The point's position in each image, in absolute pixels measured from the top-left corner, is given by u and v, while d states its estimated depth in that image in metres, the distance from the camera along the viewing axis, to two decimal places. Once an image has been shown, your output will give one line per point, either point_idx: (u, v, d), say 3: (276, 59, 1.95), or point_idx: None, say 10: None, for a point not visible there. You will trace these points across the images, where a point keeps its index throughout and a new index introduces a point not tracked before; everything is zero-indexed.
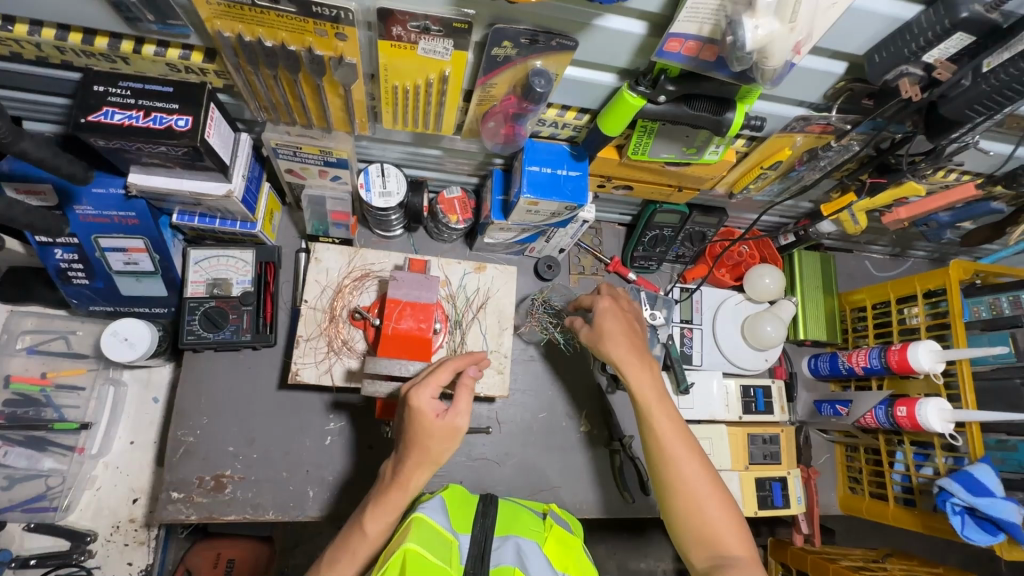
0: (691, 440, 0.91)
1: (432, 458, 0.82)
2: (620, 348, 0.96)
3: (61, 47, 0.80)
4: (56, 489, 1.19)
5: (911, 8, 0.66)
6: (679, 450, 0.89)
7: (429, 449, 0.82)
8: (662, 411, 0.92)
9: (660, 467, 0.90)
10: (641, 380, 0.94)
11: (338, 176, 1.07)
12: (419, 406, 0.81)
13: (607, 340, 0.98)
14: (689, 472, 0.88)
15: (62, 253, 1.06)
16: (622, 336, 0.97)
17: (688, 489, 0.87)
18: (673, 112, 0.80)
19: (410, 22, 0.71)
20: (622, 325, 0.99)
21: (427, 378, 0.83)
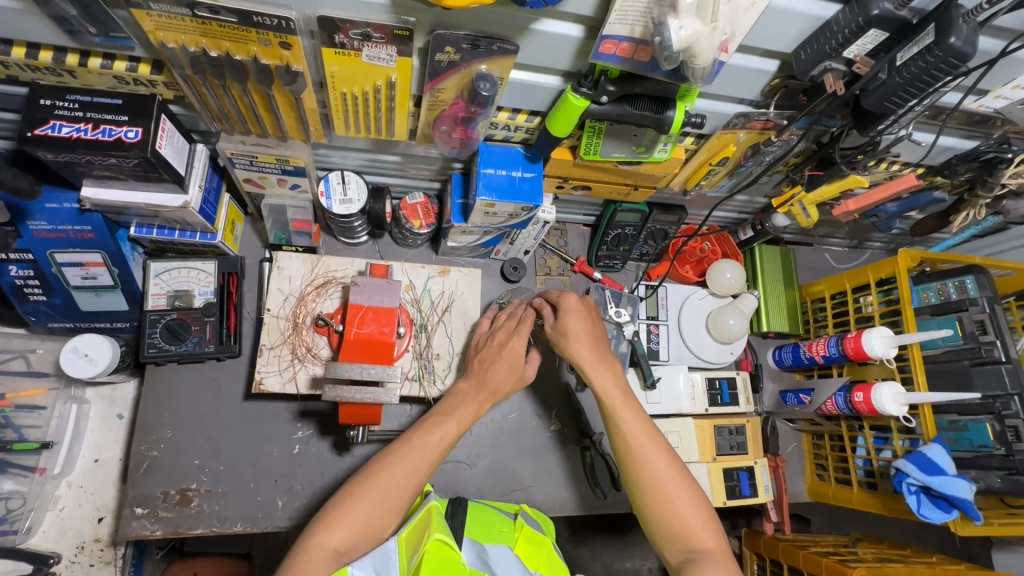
0: (657, 436, 0.90)
1: (492, 388, 0.97)
2: (581, 352, 0.97)
3: (5, 62, 0.80)
4: (17, 512, 1.16)
5: (829, 7, 0.69)
6: (647, 446, 0.89)
7: (497, 380, 0.97)
8: (629, 410, 0.92)
9: (629, 466, 0.89)
10: (604, 382, 0.94)
11: (297, 183, 1.08)
12: (513, 342, 1.00)
13: (569, 343, 0.98)
14: (656, 469, 0.87)
15: (17, 270, 1.05)
16: (581, 338, 0.98)
17: (656, 485, 0.86)
18: (617, 112, 0.83)
19: (352, 30, 0.72)
20: (583, 326, 0.99)
21: (522, 328, 1.02)
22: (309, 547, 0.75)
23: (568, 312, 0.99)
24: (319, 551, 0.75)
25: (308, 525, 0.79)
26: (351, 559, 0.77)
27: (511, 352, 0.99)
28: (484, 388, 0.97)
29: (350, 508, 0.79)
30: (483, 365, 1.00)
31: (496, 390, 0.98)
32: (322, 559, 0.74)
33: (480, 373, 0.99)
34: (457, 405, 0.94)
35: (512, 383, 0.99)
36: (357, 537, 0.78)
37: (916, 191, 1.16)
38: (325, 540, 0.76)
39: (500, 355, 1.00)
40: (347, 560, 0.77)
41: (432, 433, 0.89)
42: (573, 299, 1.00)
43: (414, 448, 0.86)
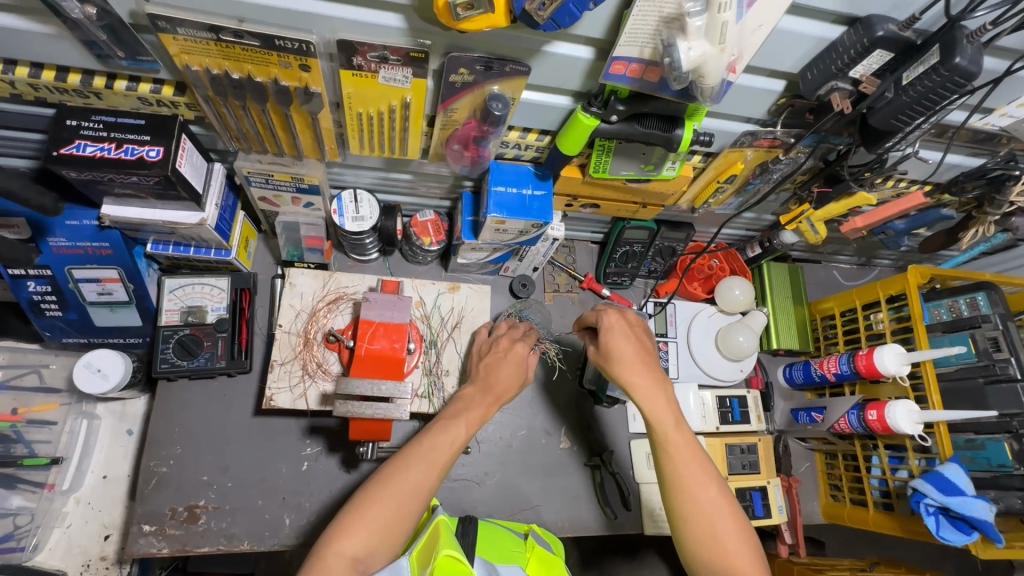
0: (707, 464, 0.87)
1: (499, 390, 0.99)
2: (625, 374, 0.93)
3: (34, 84, 0.83)
4: (24, 529, 1.15)
5: (834, 30, 0.71)
6: (695, 476, 0.86)
7: (503, 381, 1.00)
8: (678, 436, 0.88)
9: (675, 495, 0.86)
10: (654, 406, 0.90)
11: (311, 202, 1.10)
12: (516, 348, 1.04)
13: (610, 364, 0.95)
14: (706, 499, 0.84)
15: (35, 285, 1.07)
16: (629, 359, 0.93)
17: (703, 516, 0.83)
18: (626, 130, 0.85)
19: (370, 52, 0.75)
20: (631, 347, 0.94)
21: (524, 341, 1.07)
22: (326, 554, 0.76)
23: (611, 333, 0.95)
24: (337, 558, 0.75)
25: (323, 536, 0.79)
26: (368, 566, 0.77)
27: (515, 356, 1.03)
28: (486, 391, 0.98)
29: (365, 513, 0.79)
30: (491, 365, 1.02)
31: (500, 395, 0.99)
32: (340, 566, 0.75)
33: (486, 377, 1.00)
34: (468, 407, 0.95)
35: (517, 385, 1.01)
36: (375, 545, 0.78)
37: (924, 208, 1.17)
38: (343, 547, 0.76)
39: (504, 361, 1.03)
40: (363, 569, 0.77)
41: (443, 435, 0.89)
42: (620, 318, 0.96)
43: (426, 453, 0.86)
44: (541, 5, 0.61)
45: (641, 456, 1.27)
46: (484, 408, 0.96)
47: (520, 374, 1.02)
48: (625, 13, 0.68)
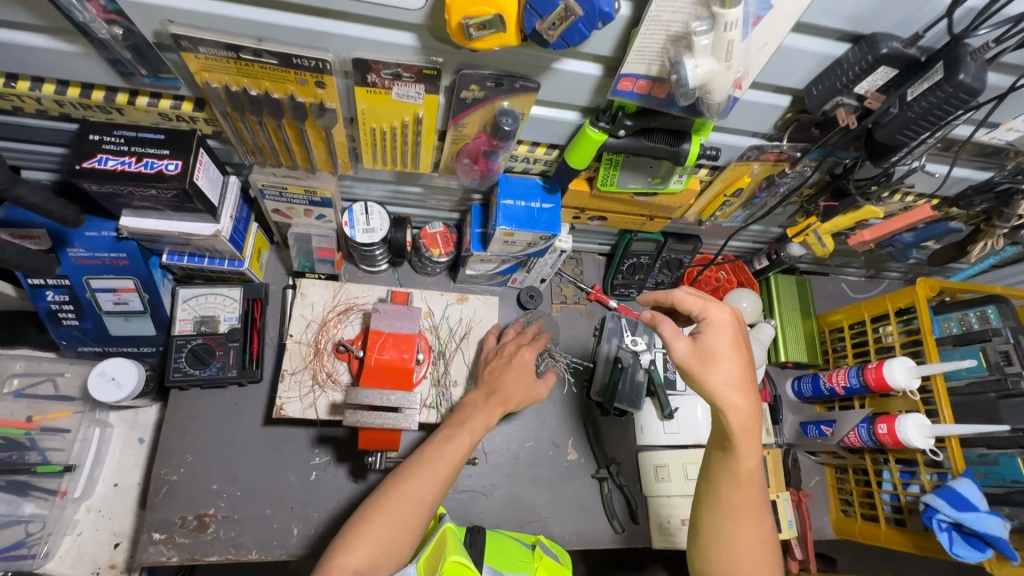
0: (757, 489, 0.86)
1: (508, 395, 1.01)
2: (721, 376, 0.81)
3: (60, 101, 0.86)
4: (36, 536, 1.16)
5: (839, 47, 0.72)
6: (742, 500, 0.85)
7: (516, 391, 1.02)
8: (751, 457, 0.84)
9: (715, 512, 0.87)
10: (743, 421, 0.81)
11: (323, 214, 1.12)
12: (524, 355, 1.07)
13: (702, 362, 0.82)
14: (740, 522, 0.86)
15: (53, 295, 1.10)
16: (732, 362, 0.81)
17: (733, 537, 0.85)
18: (633, 144, 0.86)
19: (384, 70, 0.77)
20: (733, 347, 0.82)
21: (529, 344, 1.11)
22: (331, 568, 0.76)
23: (711, 327, 0.83)
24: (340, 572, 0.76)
25: (332, 544, 0.81)
26: None
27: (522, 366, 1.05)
28: (495, 400, 0.99)
29: (370, 525, 0.81)
30: (502, 372, 1.03)
31: (511, 403, 1.01)
32: None
33: (491, 383, 1.02)
34: (473, 412, 0.96)
35: (523, 390, 1.03)
36: (377, 558, 0.78)
37: (932, 221, 1.17)
38: (346, 561, 0.77)
39: (515, 373, 1.04)
40: None
41: (445, 445, 0.89)
42: (727, 313, 0.84)
43: (434, 464, 0.87)
44: (552, 26, 0.63)
45: (648, 468, 1.25)
46: (490, 417, 0.97)
47: (534, 389, 1.06)
48: (633, 32, 0.70)
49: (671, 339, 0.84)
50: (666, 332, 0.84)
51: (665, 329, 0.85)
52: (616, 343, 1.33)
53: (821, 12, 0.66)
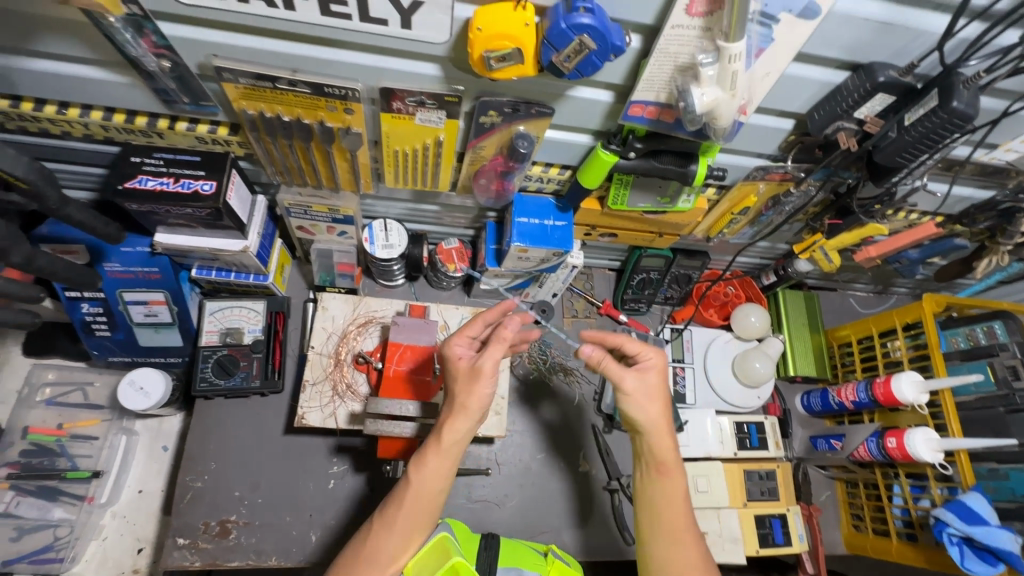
0: (688, 511, 0.88)
1: (463, 407, 0.84)
2: (653, 413, 0.88)
3: (106, 126, 0.92)
4: (64, 540, 1.20)
5: (839, 74, 0.76)
6: (679, 523, 0.86)
7: (462, 396, 0.84)
8: (679, 480, 0.88)
9: (656, 542, 0.86)
10: (668, 450, 0.88)
11: (345, 231, 1.17)
12: (451, 353, 0.87)
13: (638, 400, 0.88)
14: (683, 550, 0.85)
15: (88, 307, 1.15)
16: (665, 401, 0.88)
17: (677, 563, 0.84)
18: (643, 166, 0.90)
19: (409, 98, 0.82)
20: (661, 388, 0.89)
21: (459, 331, 0.90)
22: None
23: (648, 367, 0.90)
24: None
25: None
26: None
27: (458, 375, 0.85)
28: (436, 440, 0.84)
29: None
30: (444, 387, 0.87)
31: (467, 403, 0.84)
32: None
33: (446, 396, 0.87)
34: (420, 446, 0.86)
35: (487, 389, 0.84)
36: None
37: (937, 238, 1.20)
38: None
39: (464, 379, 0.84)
40: None
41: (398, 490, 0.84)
42: (659, 358, 0.91)
43: (406, 518, 0.82)
44: (567, 58, 0.67)
45: None
46: (444, 451, 0.83)
47: (473, 366, 0.84)
48: (643, 62, 0.74)
49: (618, 375, 0.88)
50: (612, 370, 0.88)
51: (611, 367, 0.88)
52: None
53: (821, 44, 0.70)
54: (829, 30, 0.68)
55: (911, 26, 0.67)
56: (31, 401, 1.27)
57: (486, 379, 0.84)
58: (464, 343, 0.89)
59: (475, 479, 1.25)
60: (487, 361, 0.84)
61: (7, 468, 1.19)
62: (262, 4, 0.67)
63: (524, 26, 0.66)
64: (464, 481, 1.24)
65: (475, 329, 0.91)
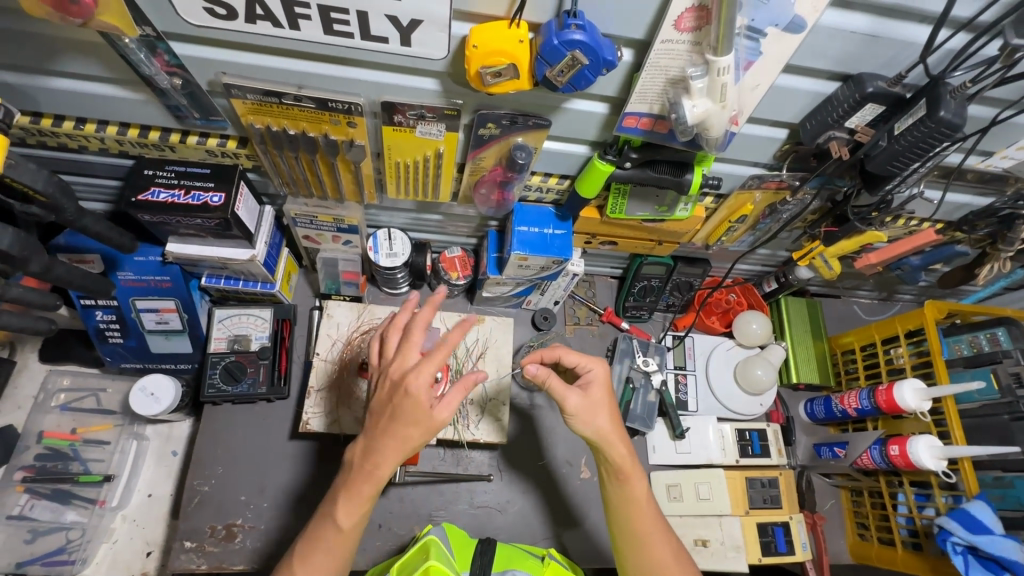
0: (653, 509, 0.90)
1: (407, 448, 0.79)
2: (600, 426, 0.86)
3: (121, 140, 0.96)
4: (76, 543, 1.23)
5: (830, 85, 0.78)
6: (650, 525, 0.89)
7: (415, 440, 0.79)
8: (640, 482, 0.89)
9: (631, 545, 0.89)
10: (623, 454, 0.87)
11: (350, 240, 1.19)
12: (415, 388, 0.77)
13: (584, 416, 0.86)
14: (658, 551, 0.88)
15: (102, 314, 1.19)
16: (611, 412, 0.87)
17: (655, 564, 0.88)
18: (640, 175, 0.92)
19: (410, 111, 0.84)
20: (606, 401, 0.87)
21: (427, 358, 0.79)
22: None
23: (591, 381, 0.88)
24: None
25: None
26: None
27: (410, 414, 0.77)
28: (367, 478, 0.80)
29: None
30: (394, 419, 0.78)
31: (414, 444, 0.80)
32: None
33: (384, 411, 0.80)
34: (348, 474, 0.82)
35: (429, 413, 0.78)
36: None
37: (938, 245, 1.20)
38: None
39: (423, 425, 0.78)
40: None
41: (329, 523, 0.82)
42: (602, 369, 0.89)
43: (332, 548, 0.82)
44: (560, 73, 0.70)
45: (660, 487, 1.30)
46: (373, 490, 0.81)
47: (438, 413, 0.78)
48: (635, 75, 0.76)
49: (561, 393, 0.86)
50: (557, 387, 0.85)
51: (555, 384, 0.85)
52: (628, 364, 1.35)
53: (810, 56, 0.72)
54: (817, 42, 0.70)
55: (897, 38, 0.69)
56: (47, 407, 1.31)
57: (443, 424, 0.80)
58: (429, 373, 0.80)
59: (477, 485, 1.26)
60: (447, 406, 0.79)
61: (23, 471, 1.24)
62: (269, 24, 0.70)
63: (518, 43, 0.68)
64: (467, 487, 1.25)
65: (445, 361, 0.80)
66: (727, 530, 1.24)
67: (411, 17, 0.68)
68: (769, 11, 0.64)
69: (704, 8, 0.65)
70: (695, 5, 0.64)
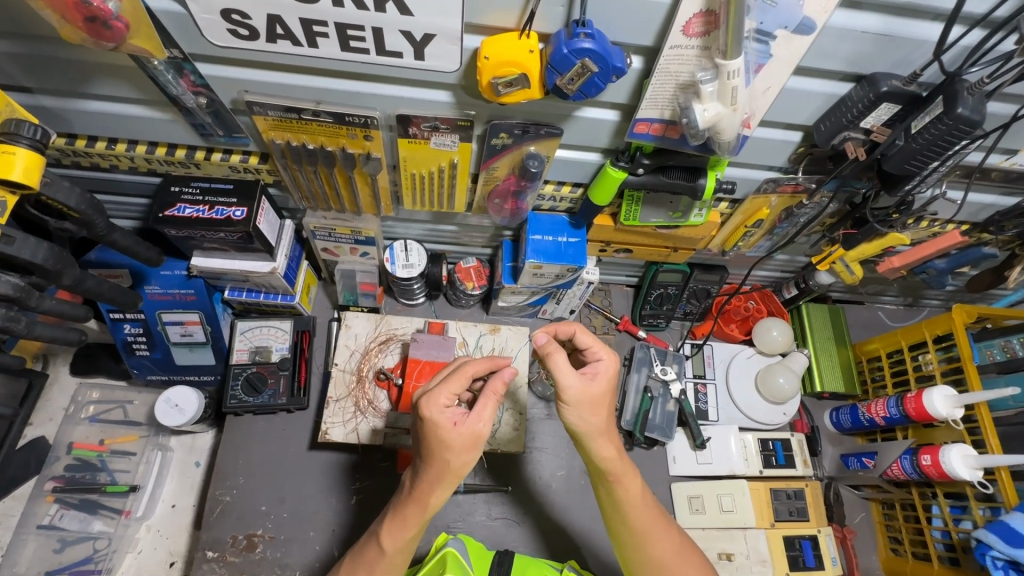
0: (650, 506, 0.88)
1: (453, 472, 0.78)
2: (594, 420, 0.82)
3: (150, 159, 1.00)
4: (102, 552, 1.25)
5: (843, 86, 0.77)
6: (649, 522, 0.87)
7: (456, 463, 0.78)
8: (635, 482, 0.86)
9: (633, 543, 0.88)
10: (610, 454, 0.84)
11: (367, 251, 1.21)
12: (435, 417, 0.76)
13: (580, 407, 0.81)
14: (661, 547, 0.87)
15: (130, 327, 1.23)
16: (609, 409, 0.83)
17: (659, 560, 0.87)
18: (653, 181, 0.92)
19: (424, 123, 0.86)
20: (606, 396, 0.83)
21: (441, 385, 0.80)
22: None
23: (597, 372, 0.83)
24: None
25: None
26: None
27: (450, 440, 0.76)
28: (416, 506, 0.81)
29: None
30: (430, 448, 0.78)
31: (457, 471, 0.79)
32: None
33: (432, 457, 0.78)
34: (400, 524, 0.82)
35: (474, 453, 0.78)
36: None
37: (964, 247, 1.16)
38: None
39: (465, 447, 0.77)
40: None
41: (381, 558, 0.84)
42: (611, 363, 0.85)
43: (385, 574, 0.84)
44: (570, 81, 0.71)
45: (682, 499, 1.28)
46: (423, 516, 0.81)
47: (474, 432, 0.77)
48: (645, 82, 0.77)
49: (561, 377, 0.80)
50: (560, 365, 0.80)
51: (559, 361, 0.80)
52: (645, 373, 1.33)
53: (821, 57, 0.72)
54: (828, 43, 0.69)
55: (912, 35, 0.68)
56: (77, 418, 1.35)
57: (486, 441, 0.79)
58: (451, 399, 0.79)
59: (495, 497, 1.25)
60: (482, 423, 0.78)
61: (53, 482, 1.28)
62: (288, 43, 0.73)
63: (528, 52, 0.70)
64: (484, 498, 1.24)
65: (460, 383, 0.80)
66: (752, 543, 1.22)
67: (424, 32, 0.70)
68: (778, 13, 0.64)
69: (711, 13, 0.65)
70: (703, 10, 0.65)
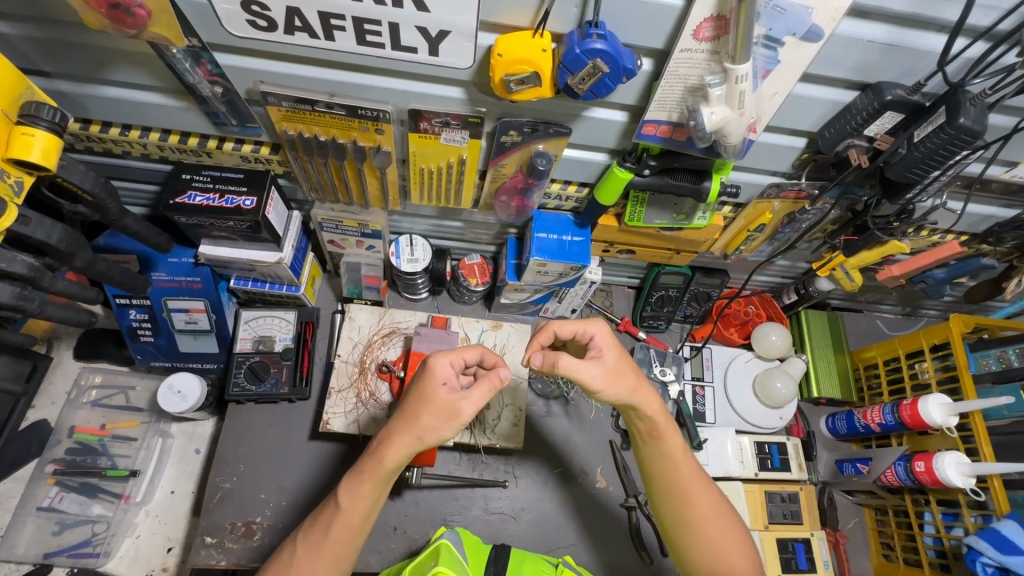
0: (692, 462, 0.90)
1: (417, 433, 0.79)
2: (629, 386, 0.84)
3: (162, 146, 1.01)
4: (101, 536, 1.25)
5: (848, 94, 0.79)
6: (691, 479, 0.89)
7: (426, 425, 0.79)
8: (674, 436, 0.89)
9: (673, 502, 0.89)
10: (656, 406, 0.87)
11: (373, 245, 1.22)
12: (434, 368, 0.81)
13: (609, 384, 0.83)
14: (702, 505, 0.88)
15: (135, 313, 1.24)
16: (631, 370, 0.85)
17: (699, 518, 0.88)
18: (658, 182, 0.94)
19: (435, 118, 0.87)
20: (620, 358, 0.85)
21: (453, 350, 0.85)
22: None
23: (599, 349, 0.86)
24: None
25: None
26: None
27: (432, 400, 0.79)
28: (376, 459, 0.82)
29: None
30: (414, 399, 0.81)
31: (425, 438, 0.79)
32: None
33: (409, 409, 0.81)
34: (357, 477, 0.83)
35: (444, 430, 0.79)
36: None
37: (963, 258, 1.17)
38: None
39: (438, 412, 0.79)
40: None
41: (334, 513, 0.84)
42: (604, 331, 0.87)
43: (336, 538, 0.83)
44: (581, 81, 0.72)
45: None
46: (380, 473, 0.82)
47: (454, 405, 0.79)
48: (654, 84, 0.79)
49: (577, 370, 0.81)
50: (570, 367, 0.80)
51: (567, 364, 0.80)
52: (645, 373, 1.35)
53: (828, 65, 0.73)
54: (834, 51, 0.71)
55: (916, 46, 0.70)
56: (79, 402, 1.36)
57: (460, 422, 0.79)
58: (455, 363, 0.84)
59: (492, 492, 1.26)
60: (466, 403, 0.79)
61: (54, 465, 1.29)
62: (306, 35, 0.74)
63: (541, 52, 0.71)
64: (481, 492, 1.25)
65: (470, 354, 0.87)
66: None
67: (439, 29, 0.71)
68: (787, 19, 0.65)
69: (722, 18, 0.67)
70: (714, 14, 0.66)
